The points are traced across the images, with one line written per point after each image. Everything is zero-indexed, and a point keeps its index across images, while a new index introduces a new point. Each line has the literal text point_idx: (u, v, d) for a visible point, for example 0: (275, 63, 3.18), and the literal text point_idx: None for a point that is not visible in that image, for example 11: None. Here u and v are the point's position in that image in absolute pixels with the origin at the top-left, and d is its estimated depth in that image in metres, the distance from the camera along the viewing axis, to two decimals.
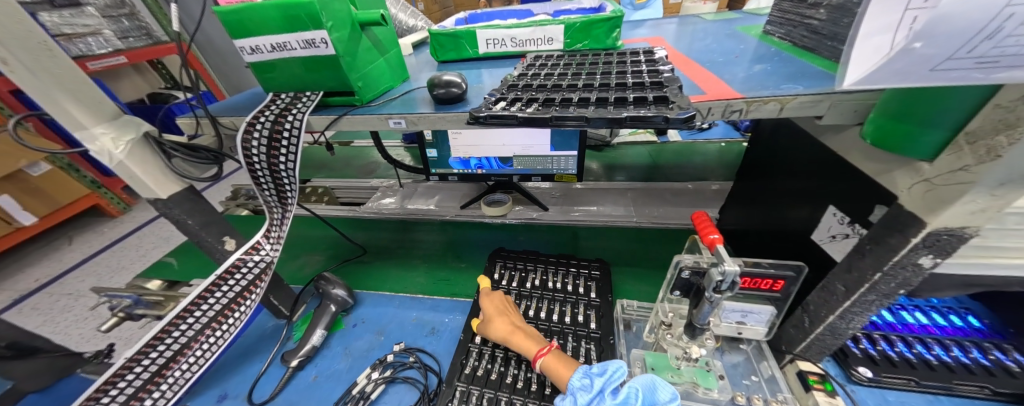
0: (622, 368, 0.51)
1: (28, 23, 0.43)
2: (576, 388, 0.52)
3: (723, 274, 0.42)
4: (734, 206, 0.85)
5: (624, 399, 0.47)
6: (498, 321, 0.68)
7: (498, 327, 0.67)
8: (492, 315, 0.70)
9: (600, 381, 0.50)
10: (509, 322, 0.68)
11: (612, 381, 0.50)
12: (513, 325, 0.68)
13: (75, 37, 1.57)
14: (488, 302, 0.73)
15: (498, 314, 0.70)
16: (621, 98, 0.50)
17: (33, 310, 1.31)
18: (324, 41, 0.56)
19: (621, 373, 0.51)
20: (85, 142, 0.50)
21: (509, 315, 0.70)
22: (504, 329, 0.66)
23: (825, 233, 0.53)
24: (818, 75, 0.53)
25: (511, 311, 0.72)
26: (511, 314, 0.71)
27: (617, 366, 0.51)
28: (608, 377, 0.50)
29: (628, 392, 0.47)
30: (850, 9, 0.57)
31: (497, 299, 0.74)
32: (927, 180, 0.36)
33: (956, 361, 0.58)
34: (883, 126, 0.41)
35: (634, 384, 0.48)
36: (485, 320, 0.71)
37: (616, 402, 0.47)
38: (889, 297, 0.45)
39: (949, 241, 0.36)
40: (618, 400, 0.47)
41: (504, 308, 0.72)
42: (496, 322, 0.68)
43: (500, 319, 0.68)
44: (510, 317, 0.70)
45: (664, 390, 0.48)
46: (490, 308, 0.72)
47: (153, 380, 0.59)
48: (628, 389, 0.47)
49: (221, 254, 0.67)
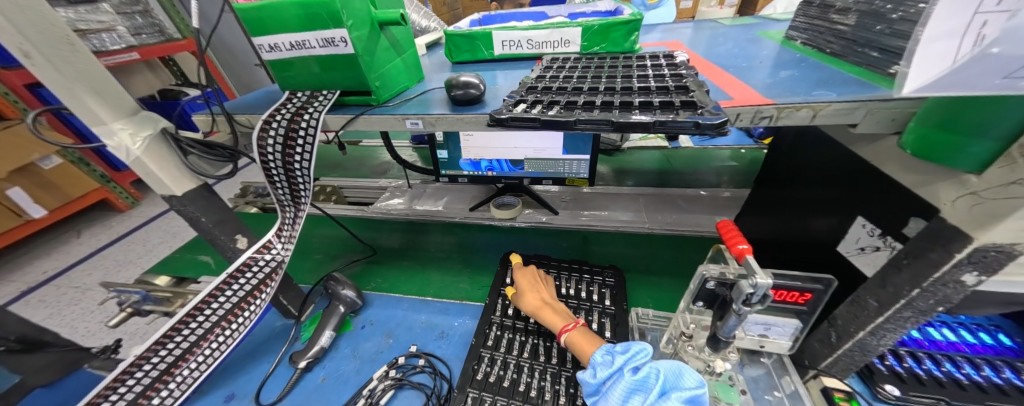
0: (646, 349, 0.50)
1: (51, 17, 0.42)
2: (598, 362, 0.51)
3: (754, 287, 0.40)
4: (753, 215, 0.83)
5: (643, 377, 0.45)
6: (529, 296, 0.72)
7: (528, 302, 0.70)
8: (524, 290, 0.74)
9: (621, 359, 0.49)
10: (540, 298, 0.71)
11: (633, 361, 0.48)
12: (543, 301, 0.70)
13: (90, 32, 1.58)
14: (521, 278, 0.77)
15: (530, 290, 0.73)
16: (646, 102, 0.49)
17: (41, 302, 1.31)
18: (344, 40, 0.56)
19: (644, 354, 0.49)
20: (103, 137, 0.49)
21: (540, 291, 0.73)
22: (533, 303, 0.70)
23: (853, 245, 0.51)
24: (851, 81, 0.51)
25: (543, 288, 0.75)
26: (543, 291, 0.73)
27: (640, 348, 0.50)
28: (630, 355, 0.49)
29: (648, 373, 0.46)
30: (883, 15, 0.55)
31: (530, 276, 0.77)
32: (975, 193, 0.34)
33: (987, 380, 0.56)
34: (926, 137, 0.39)
35: (656, 365, 0.46)
36: (518, 293, 0.75)
37: (634, 380, 0.46)
38: (925, 314, 0.43)
39: (996, 258, 0.35)
40: (636, 379, 0.46)
41: (536, 284, 0.75)
42: (528, 297, 0.72)
43: (530, 294, 0.71)
44: (541, 294, 0.73)
45: (690, 377, 0.45)
46: (523, 283, 0.76)
47: (162, 378, 0.58)
48: (648, 369, 0.46)
49: (233, 252, 0.67)
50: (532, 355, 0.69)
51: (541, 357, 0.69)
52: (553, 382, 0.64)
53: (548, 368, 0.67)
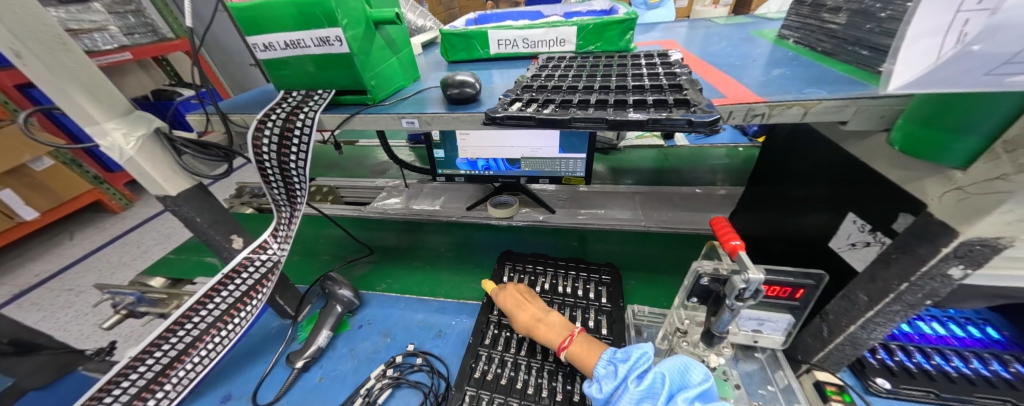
0: (647, 353, 0.50)
1: (43, 16, 0.42)
2: (602, 376, 0.52)
3: (746, 282, 0.41)
4: (747, 212, 0.84)
5: (649, 385, 0.45)
6: (518, 312, 0.71)
7: (519, 322, 0.69)
8: (511, 309, 0.72)
9: (624, 367, 0.49)
10: (530, 312, 0.70)
11: (637, 368, 0.48)
12: (534, 315, 0.70)
13: (81, 32, 1.56)
14: (503, 297, 0.75)
15: (516, 306, 0.72)
16: (640, 100, 0.49)
17: (33, 305, 1.30)
18: (338, 39, 0.56)
19: (646, 358, 0.49)
20: (96, 137, 0.49)
21: (528, 305, 0.72)
22: (525, 321, 0.69)
23: (844, 241, 0.52)
24: (842, 79, 0.52)
25: (529, 299, 0.74)
26: (531, 303, 0.72)
27: (642, 352, 0.50)
28: (632, 363, 0.49)
29: (653, 379, 0.46)
30: (873, 14, 0.56)
31: (511, 291, 0.76)
32: (961, 188, 0.35)
33: (976, 373, 0.57)
34: (914, 133, 0.40)
35: (661, 369, 0.46)
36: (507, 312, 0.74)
37: (640, 390, 0.45)
38: (914, 308, 0.44)
39: (981, 252, 0.35)
40: (642, 388, 0.45)
41: (522, 298, 0.74)
42: (517, 315, 0.71)
43: (518, 313, 0.70)
44: (530, 307, 0.71)
45: (697, 372, 0.46)
46: (507, 301, 0.74)
47: (157, 379, 0.57)
48: (653, 376, 0.46)
49: (228, 252, 0.66)
50: (530, 352, 0.70)
51: (539, 355, 0.69)
52: (550, 379, 0.65)
53: (546, 365, 0.67)
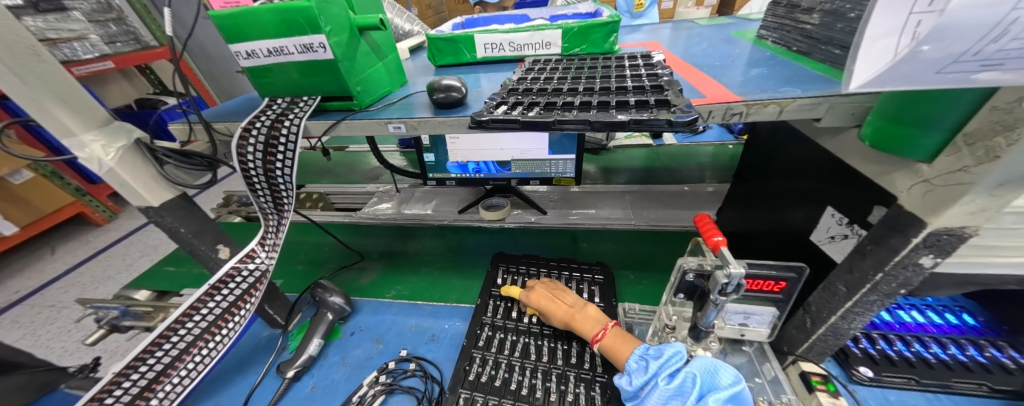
0: (680, 352, 0.50)
1: (16, 27, 0.41)
2: (633, 369, 0.53)
3: (728, 277, 0.42)
4: (733, 208, 0.86)
5: (680, 384, 0.46)
6: (555, 307, 0.71)
7: (558, 315, 0.69)
8: (546, 305, 0.72)
9: (655, 365, 0.50)
10: (565, 306, 0.71)
11: (669, 366, 0.49)
12: (570, 308, 0.70)
13: (60, 41, 1.52)
14: (537, 294, 0.75)
15: (554, 301, 0.72)
16: (623, 101, 0.50)
17: (13, 323, 1.26)
18: (322, 45, 0.56)
19: (679, 357, 0.49)
20: (74, 150, 0.48)
21: (565, 300, 0.72)
22: (563, 314, 0.69)
23: (823, 234, 0.53)
24: (816, 78, 0.53)
25: (563, 293, 0.74)
26: (565, 297, 0.73)
27: (675, 351, 0.50)
28: (664, 361, 0.50)
29: (685, 378, 0.46)
30: (843, 14, 0.58)
31: (545, 288, 0.76)
32: (927, 181, 0.36)
33: (953, 359, 0.59)
34: (880, 128, 0.42)
35: (692, 369, 0.47)
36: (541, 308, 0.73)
37: (670, 387, 0.46)
38: (890, 298, 0.45)
39: (949, 241, 0.37)
40: (673, 387, 0.46)
41: (557, 293, 0.74)
42: (555, 310, 0.71)
43: (557, 307, 0.71)
44: (566, 302, 0.72)
45: (727, 375, 0.46)
46: (543, 297, 0.74)
47: (143, 394, 0.56)
48: (684, 375, 0.46)
49: (214, 262, 0.66)
50: (523, 353, 0.70)
51: (532, 356, 0.70)
52: (544, 380, 0.65)
53: (539, 366, 0.68)
